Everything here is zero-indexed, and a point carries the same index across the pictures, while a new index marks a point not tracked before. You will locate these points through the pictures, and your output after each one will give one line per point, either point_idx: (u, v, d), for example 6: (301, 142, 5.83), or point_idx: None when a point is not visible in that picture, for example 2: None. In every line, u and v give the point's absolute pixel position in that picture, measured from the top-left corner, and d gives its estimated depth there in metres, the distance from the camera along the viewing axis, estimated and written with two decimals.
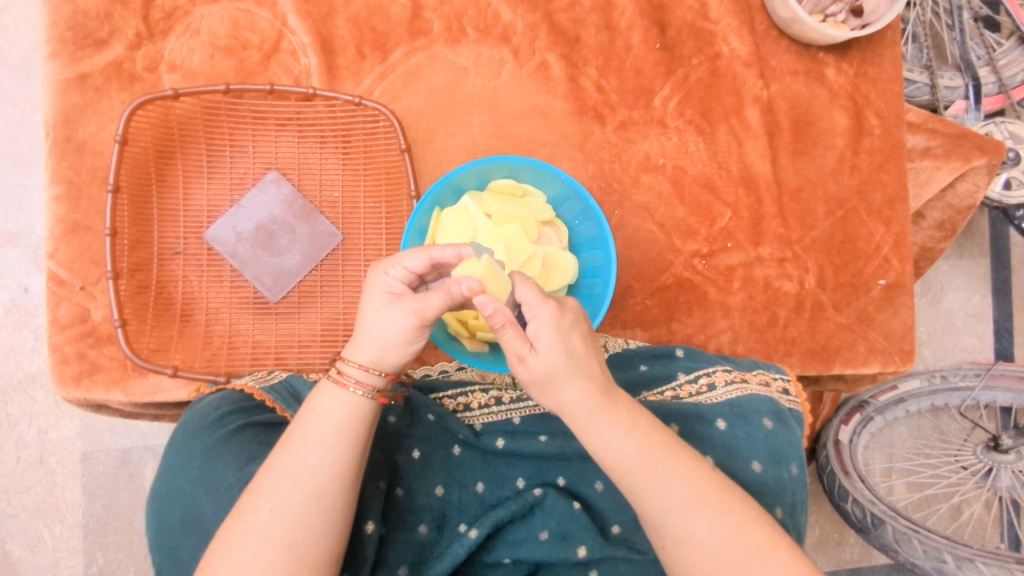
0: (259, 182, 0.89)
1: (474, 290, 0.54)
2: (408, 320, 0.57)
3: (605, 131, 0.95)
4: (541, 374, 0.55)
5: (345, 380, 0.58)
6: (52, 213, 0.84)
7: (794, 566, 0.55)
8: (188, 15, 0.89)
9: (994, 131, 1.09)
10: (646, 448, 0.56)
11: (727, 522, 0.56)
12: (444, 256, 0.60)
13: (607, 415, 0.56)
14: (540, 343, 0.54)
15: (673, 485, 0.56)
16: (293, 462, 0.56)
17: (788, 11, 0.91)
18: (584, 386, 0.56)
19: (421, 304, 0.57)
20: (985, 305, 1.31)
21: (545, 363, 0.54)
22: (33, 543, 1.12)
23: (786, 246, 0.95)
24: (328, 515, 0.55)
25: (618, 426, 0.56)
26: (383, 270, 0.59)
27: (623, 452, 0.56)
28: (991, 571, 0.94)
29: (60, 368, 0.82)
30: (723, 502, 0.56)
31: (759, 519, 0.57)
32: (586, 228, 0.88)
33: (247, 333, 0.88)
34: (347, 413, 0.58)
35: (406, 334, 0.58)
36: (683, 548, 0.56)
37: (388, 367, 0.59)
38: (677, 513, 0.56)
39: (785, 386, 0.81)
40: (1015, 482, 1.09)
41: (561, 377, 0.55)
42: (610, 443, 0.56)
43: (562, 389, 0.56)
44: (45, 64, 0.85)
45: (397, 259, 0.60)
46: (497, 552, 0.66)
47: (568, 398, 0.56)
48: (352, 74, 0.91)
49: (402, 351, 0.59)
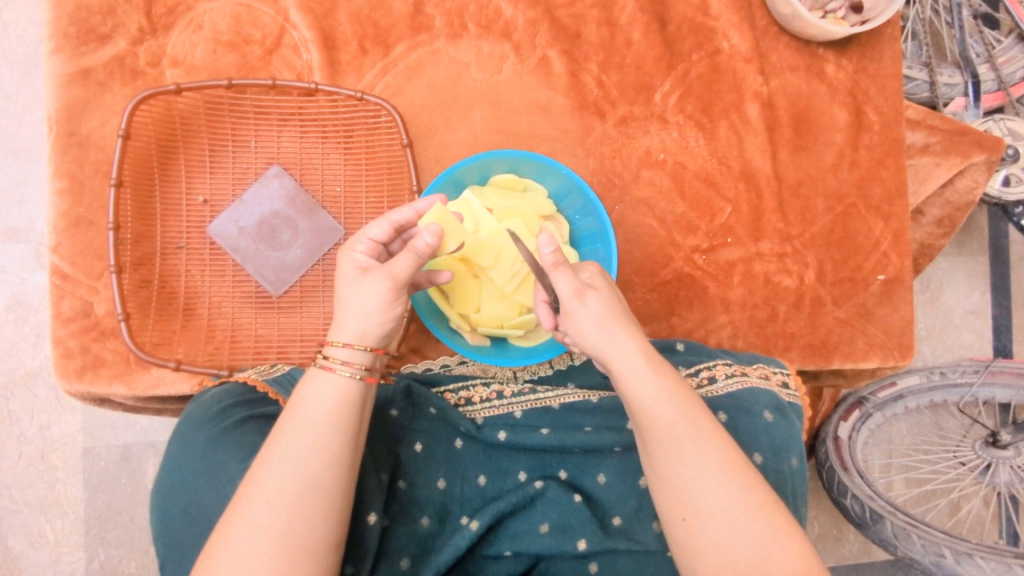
0: (261, 177, 0.89)
1: (436, 236, 0.62)
2: (382, 287, 0.61)
3: (605, 127, 0.96)
4: (593, 321, 0.59)
5: (332, 363, 0.60)
6: (55, 207, 0.85)
7: (808, 556, 0.55)
8: (191, 10, 0.89)
9: (993, 128, 1.10)
10: (688, 406, 0.57)
11: (748, 498, 0.55)
12: (403, 217, 0.67)
13: (656, 367, 0.58)
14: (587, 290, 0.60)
15: (707, 450, 0.56)
16: (286, 452, 0.56)
17: (788, 8, 0.92)
18: (635, 332, 0.60)
19: (389, 269, 0.61)
20: (984, 302, 1.31)
21: (595, 307, 0.59)
22: (34, 538, 1.12)
23: (786, 242, 0.96)
24: (324, 503, 0.55)
25: (665, 380, 0.58)
26: (350, 248, 0.65)
27: (666, 407, 0.57)
28: (990, 565, 0.94)
29: (63, 361, 0.83)
30: (748, 480, 0.56)
31: (778, 505, 0.56)
32: (587, 223, 0.88)
33: (249, 327, 0.88)
34: (336, 398, 0.58)
35: (383, 300, 0.61)
36: (707, 520, 0.55)
37: (372, 341, 0.62)
38: (706, 480, 0.55)
39: (785, 380, 0.81)
40: (1013, 477, 1.11)
41: (611, 324, 0.59)
42: (659, 396, 0.57)
43: (618, 332, 0.59)
44: (49, 59, 0.85)
45: (360, 235, 0.66)
46: (498, 545, 0.67)
47: (620, 346, 0.58)
48: (354, 70, 0.92)
49: (381, 319, 0.62)
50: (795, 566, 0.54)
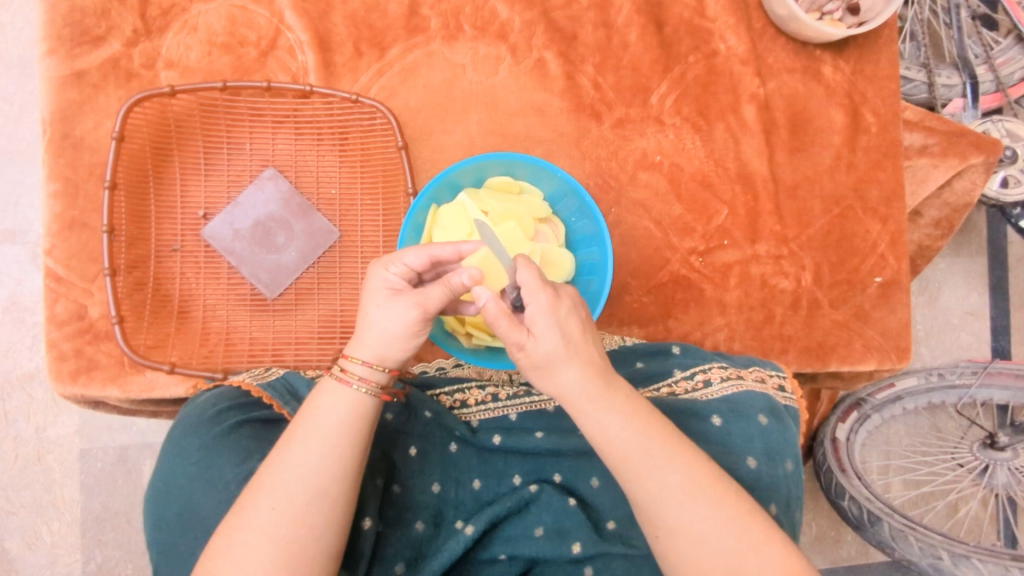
0: (257, 179, 0.89)
1: (478, 280, 0.56)
2: (411, 314, 0.58)
3: (602, 129, 0.95)
4: (539, 361, 0.56)
5: (348, 377, 0.58)
6: (49, 209, 0.84)
7: (788, 562, 0.55)
8: (186, 12, 0.89)
9: (991, 129, 1.10)
10: (643, 433, 0.57)
11: (718, 512, 0.56)
12: (444, 253, 0.62)
13: (606, 401, 0.57)
14: (536, 330, 0.55)
15: (667, 473, 0.56)
16: (294, 459, 0.56)
17: (785, 9, 0.91)
18: (583, 371, 0.56)
19: (421, 297, 0.58)
20: (982, 303, 1.31)
21: (542, 348, 0.55)
22: (31, 540, 1.12)
23: (783, 244, 0.96)
24: (330, 511, 0.55)
25: (617, 410, 0.57)
26: (383, 266, 0.61)
27: (620, 438, 0.57)
28: (988, 568, 0.94)
29: (57, 364, 0.83)
30: (717, 493, 0.57)
31: (753, 513, 0.57)
32: (583, 225, 0.88)
33: (244, 329, 0.88)
34: (349, 409, 0.58)
35: (409, 328, 0.58)
36: (677, 537, 0.56)
37: (391, 363, 0.59)
38: (672, 501, 0.56)
39: (781, 383, 0.81)
40: (1011, 479, 1.10)
41: (558, 363, 0.56)
42: (608, 429, 0.57)
43: (561, 373, 0.56)
44: (43, 61, 0.85)
45: (397, 256, 0.61)
46: (493, 548, 0.67)
47: (567, 383, 0.57)
48: (349, 72, 0.91)
49: (404, 345, 0.59)
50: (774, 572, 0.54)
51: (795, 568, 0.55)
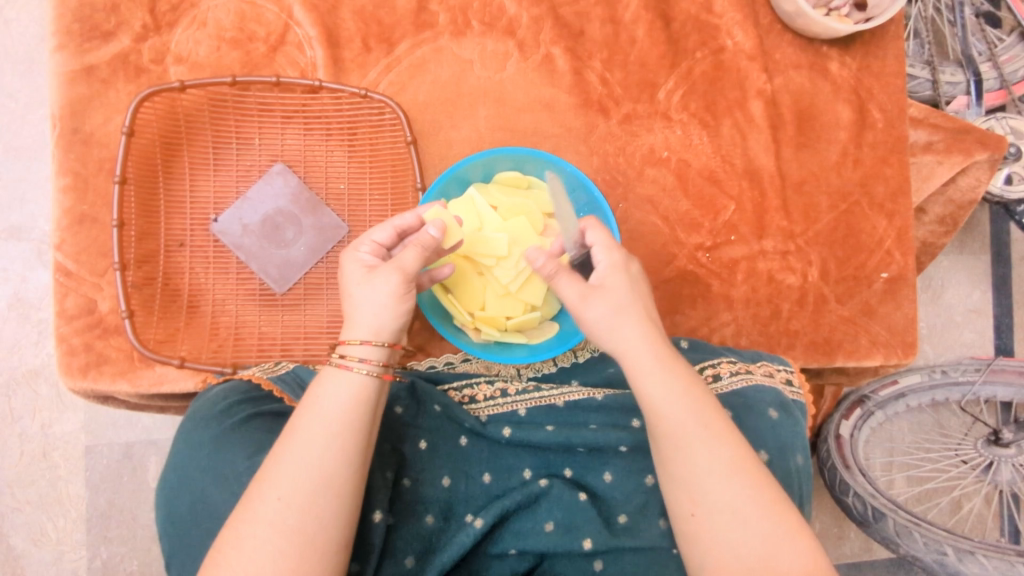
0: (265, 174, 0.89)
1: (442, 230, 0.65)
2: (393, 280, 0.61)
3: (609, 124, 0.96)
4: (604, 313, 0.61)
5: (349, 362, 0.59)
6: (59, 204, 0.84)
7: (815, 556, 0.54)
8: (195, 7, 0.89)
9: (995, 127, 1.10)
10: (698, 405, 0.58)
11: (757, 495, 0.56)
12: (405, 223, 0.68)
13: (667, 364, 0.60)
14: (604, 279, 0.62)
15: (718, 447, 0.57)
16: (299, 449, 0.56)
17: (792, 5, 0.92)
18: (644, 329, 0.61)
19: (397, 263, 0.62)
20: (985, 301, 1.32)
21: (607, 302, 0.61)
22: (36, 536, 1.12)
23: (789, 239, 0.96)
24: (336, 502, 0.55)
25: (674, 376, 0.59)
26: (354, 252, 0.65)
27: (673, 401, 0.58)
28: (992, 563, 0.94)
29: (66, 358, 0.83)
30: (757, 477, 0.57)
31: (788, 504, 0.57)
32: (591, 221, 0.88)
33: (253, 324, 0.88)
34: (350, 397, 0.58)
35: (395, 294, 0.61)
36: (717, 513, 0.55)
37: (386, 336, 0.61)
38: (717, 474, 0.56)
39: (789, 377, 0.81)
40: (1015, 475, 1.12)
41: (625, 316, 0.61)
42: (666, 394, 0.58)
43: (623, 329, 0.61)
44: (52, 56, 0.85)
45: (363, 240, 0.66)
46: (503, 543, 0.67)
47: (630, 337, 0.60)
48: (357, 67, 0.92)
49: (395, 313, 0.61)
50: (801, 563, 0.54)
51: (825, 565, 0.54)
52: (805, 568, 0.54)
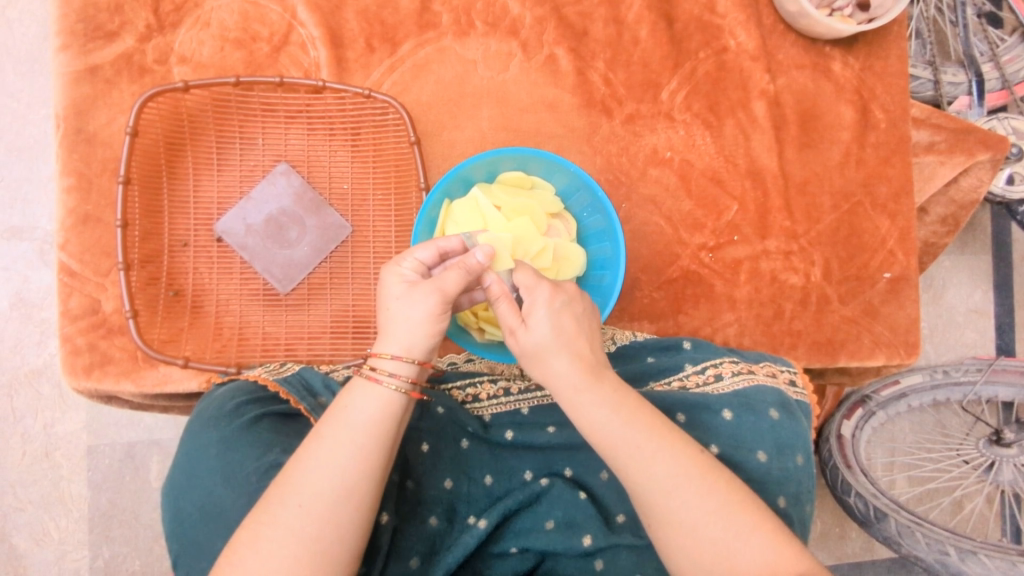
0: (269, 174, 0.89)
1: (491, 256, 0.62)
2: (430, 299, 0.59)
3: (612, 124, 0.96)
4: (529, 349, 0.59)
5: (379, 375, 0.59)
6: (63, 204, 0.84)
7: (779, 547, 0.55)
8: (199, 7, 0.89)
9: (997, 127, 1.10)
10: (627, 425, 0.57)
11: (708, 502, 0.56)
12: (449, 245, 0.66)
13: (593, 393, 0.58)
14: (531, 318, 0.59)
15: (654, 464, 0.56)
16: (325, 458, 0.56)
17: (796, 6, 0.92)
18: (572, 362, 0.58)
19: (437, 282, 0.60)
20: (986, 301, 1.32)
21: (533, 336, 0.58)
22: (38, 536, 1.12)
23: (792, 239, 0.96)
24: (356, 512, 0.55)
25: (603, 403, 0.58)
26: (395, 266, 0.63)
27: (606, 429, 0.57)
28: (994, 564, 0.94)
29: (71, 359, 0.83)
30: (708, 483, 0.57)
31: (745, 501, 0.57)
32: (595, 221, 0.88)
33: (257, 324, 0.88)
34: (381, 410, 0.58)
35: (431, 314, 0.60)
36: (667, 527, 0.56)
37: (419, 353, 0.60)
38: (659, 492, 0.56)
39: (792, 378, 0.82)
40: (1017, 475, 1.10)
41: (548, 353, 0.58)
42: (596, 422, 0.58)
43: (549, 363, 0.59)
44: (56, 57, 0.85)
45: (408, 254, 0.64)
46: (504, 542, 0.67)
47: (556, 372, 0.58)
48: (361, 67, 0.92)
49: (430, 331, 0.60)
50: (763, 561, 0.54)
51: (787, 557, 0.54)
52: (764, 563, 0.54)
